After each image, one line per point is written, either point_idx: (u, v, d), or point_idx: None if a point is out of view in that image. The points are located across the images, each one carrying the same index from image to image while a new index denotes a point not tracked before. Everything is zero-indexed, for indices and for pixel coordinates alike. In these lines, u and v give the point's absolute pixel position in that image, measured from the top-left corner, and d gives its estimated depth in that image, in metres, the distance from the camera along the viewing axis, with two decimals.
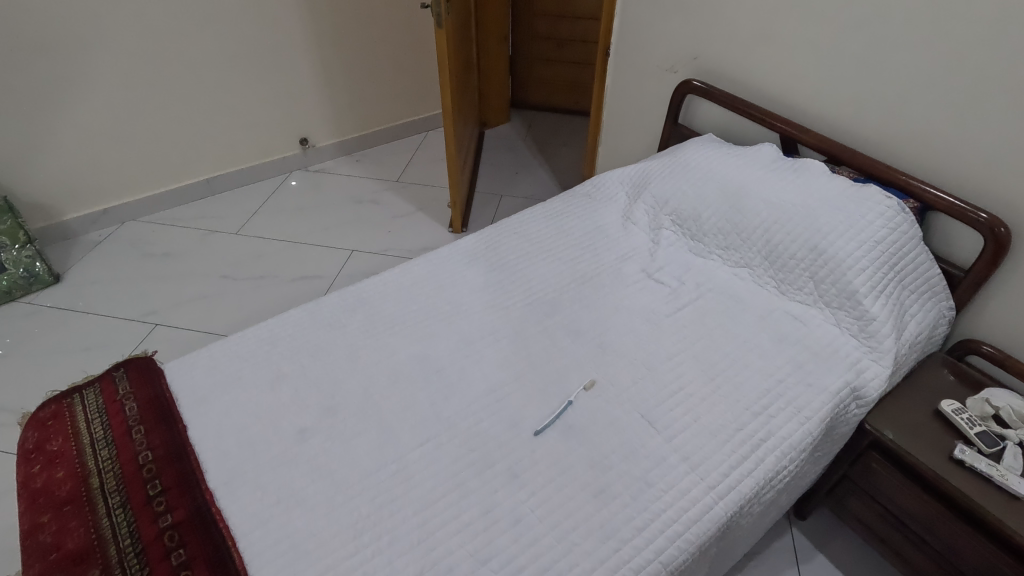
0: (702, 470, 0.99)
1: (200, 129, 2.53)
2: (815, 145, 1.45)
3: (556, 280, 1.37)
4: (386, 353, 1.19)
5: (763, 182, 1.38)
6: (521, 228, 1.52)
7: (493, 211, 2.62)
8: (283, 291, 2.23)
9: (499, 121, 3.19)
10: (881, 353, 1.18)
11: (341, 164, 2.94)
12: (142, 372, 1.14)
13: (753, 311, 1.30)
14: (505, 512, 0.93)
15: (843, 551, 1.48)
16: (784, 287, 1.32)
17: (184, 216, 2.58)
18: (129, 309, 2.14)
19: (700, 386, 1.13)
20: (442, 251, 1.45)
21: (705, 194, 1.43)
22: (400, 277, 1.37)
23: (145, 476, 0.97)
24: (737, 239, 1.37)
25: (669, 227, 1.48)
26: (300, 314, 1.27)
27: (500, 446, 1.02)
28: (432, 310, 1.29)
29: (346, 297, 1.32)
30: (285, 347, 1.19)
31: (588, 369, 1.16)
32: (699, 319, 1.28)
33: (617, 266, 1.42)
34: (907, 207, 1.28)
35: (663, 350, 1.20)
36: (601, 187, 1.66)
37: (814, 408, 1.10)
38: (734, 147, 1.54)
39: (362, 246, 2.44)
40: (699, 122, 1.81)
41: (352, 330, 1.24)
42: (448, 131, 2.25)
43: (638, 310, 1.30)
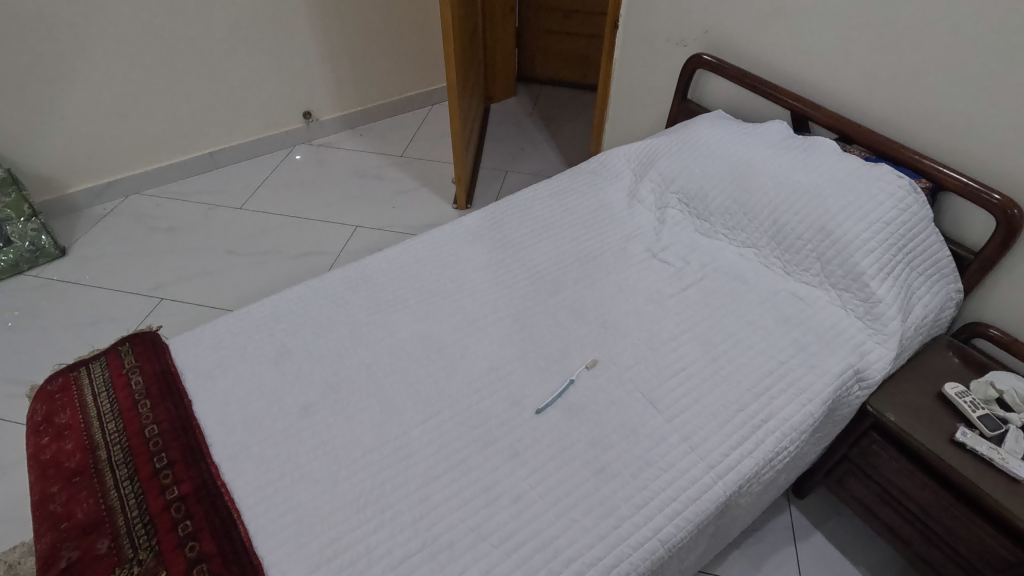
0: (703, 450, 1.00)
1: (203, 102, 2.51)
2: (827, 123, 1.42)
3: (559, 259, 1.36)
4: (388, 330, 1.19)
5: (771, 161, 1.36)
6: (525, 205, 1.51)
7: (498, 187, 2.59)
8: (287, 267, 2.23)
9: (505, 95, 3.14)
10: (885, 336, 1.17)
11: (345, 138, 2.91)
12: (147, 347, 1.15)
13: (758, 292, 1.28)
14: (507, 488, 0.94)
15: (841, 530, 1.50)
16: (790, 268, 1.30)
17: (188, 189, 2.57)
18: (135, 284, 2.15)
19: (702, 367, 1.13)
20: (445, 227, 1.44)
21: (713, 172, 1.41)
22: (403, 255, 1.37)
23: (151, 448, 0.98)
24: (743, 218, 1.35)
25: (675, 205, 1.46)
26: (303, 291, 1.27)
27: (501, 424, 1.03)
28: (436, 288, 1.29)
29: (348, 273, 1.31)
30: (288, 323, 1.20)
31: (590, 348, 1.16)
32: (703, 298, 1.27)
33: (621, 244, 1.40)
34: (918, 188, 1.25)
35: (666, 330, 1.20)
36: (607, 164, 1.63)
37: (816, 390, 1.09)
38: (743, 124, 1.51)
39: (366, 222, 2.43)
40: (708, 99, 1.77)
41: (354, 307, 1.24)
42: (453, 105, 2.21)
43: (642, 289, 1.29)
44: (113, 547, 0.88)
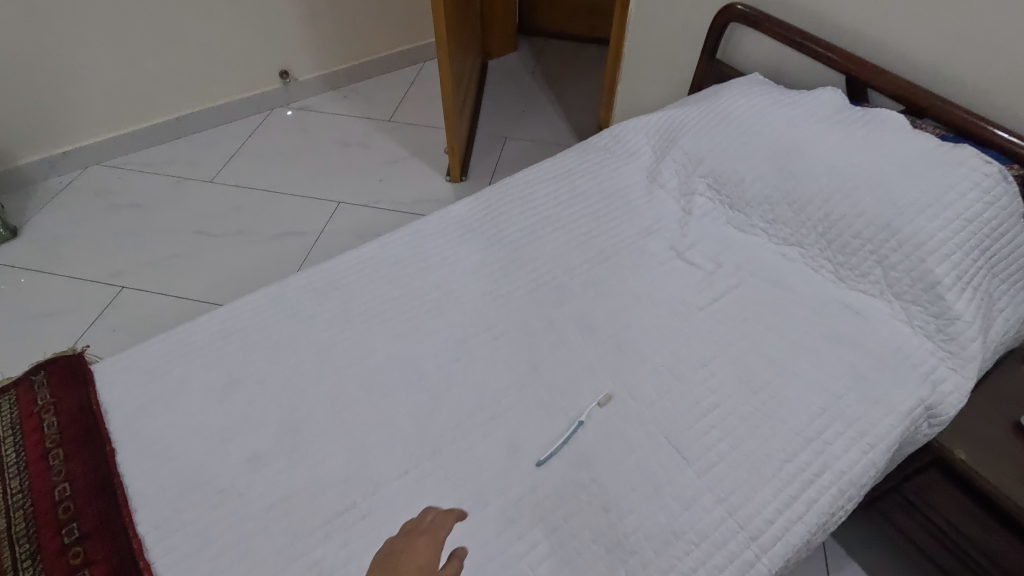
0: (743, 517, 0.81)
1: (163, 62, 2.22)
2: (891, 91, 1.16)
3: (565, 260, 1.14)
4: (358, 352, 0.98)
5: (824, 140, 1.11)
6: (525, 191, 1.28)
7: (497, 157, 2.34)
8: (263, 249, 2.01)
9: (504, 51, 2.84)
10: (963, 360, 0.96)
11: (328, 100, 2.63)
12: (65, 376, 0.95)
13: (805, 302, 1.06)
14: (500, 570, 0.76)
15: (881, 559, 1.33)
16: (844, 273, 1.08)
17: (153, 159, 2.32)
18: (93, 270, 1.93)
19: (739, 403, 0.92)
20: (430, 219, 1.21)
21: (751, 153, 1.17)
22: (379, 253, 1.14)
23: (61, 517, 0.80)
24: (787, 211, 1.13)
25: (703, 191, 1.23)
26: (258, 300, 1.05)
27: (496, 478, 0.84)
28: (418, 296, 1.07)
29: (312, 277, 1.09)
30: (237, 343, 0.98)
31: (604, 377, 0.95)
32: (741, 310, 1.05)
33: (640, 240, 1.18)
34: (1010, 175, 1.01)
35: (697, 353, 0.98)
36: (622, 140, 1.39)
37: (879, 434, 0.89)
38: (787, 91, 1.26)
39: (350, 198, 2.19)
40: (741, 59, 1.50)
41: (317, 322, 1.02)
42: (444, 63, 1.93)
43: (666, 298, 1.07)
44: None
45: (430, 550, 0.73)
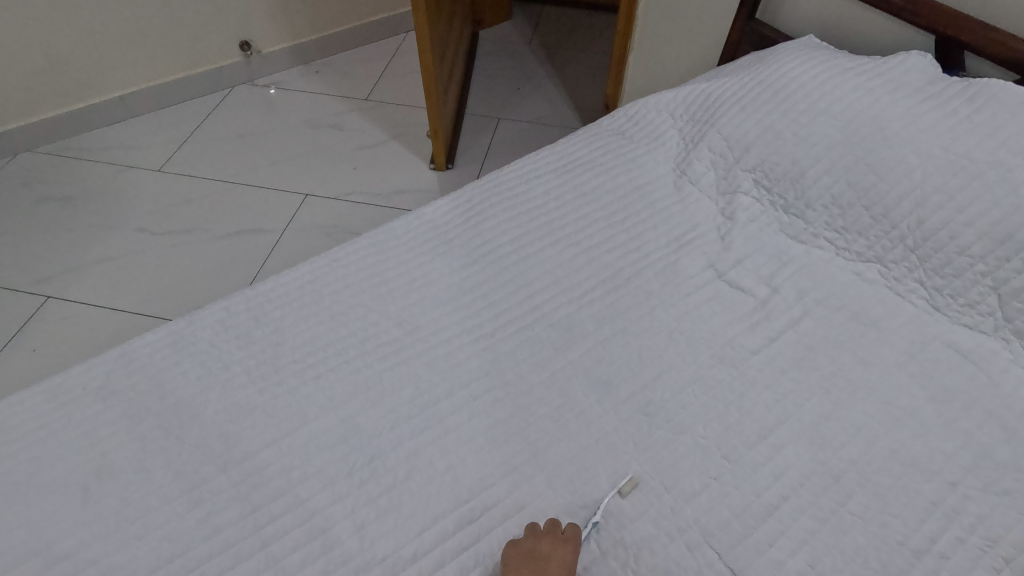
0: None
1: (101, 31, 1.91)
2: (1004, 56, 0.87)
3: (572, 281, 0.87)
4: (290, 420, 0.71)
5: (917, 121, 0.83)
6: (518, 187, 1.00)
7: (488, 141, 2.05)
8: (217, 250, 1.73)
9: (498, 20, 2.52)
10: None
11: (297, 75, 2.33)
12: None
13: (894, 342, 0.79)
14: None
15: None
16: (944, 301, 0.81)
17: (95, 145, 2.02)
18: (15, 276, 1.65)
19: (816, 496, 0.66)
20: (395, 226, 0.93)
21: (815, 139, 0.89)
22: (326, 274, 0.86)
23: None
24: (866, 215, 0.85)
25: (749, 188, 0.95)
26: (157, 342, 0.78)
27: None
28: (373, 336, 0.80)
29: (234, 309, 0.82)
30: (124, 407, 0.72)
31: (624, 456, 0.70)
32: (807, 354, 0.79)
33: (669, 255, 0.90)
34: None
35: (751, 420, 0.72)
36: (641, 121, 1.11)
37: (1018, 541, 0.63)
38: (856, 56, 0.97)
39: (320, 188, 1.90)
40: (787, 16, 1.19)
41: (235, 375, 0.75)
42: (423, 29, 1.63)
43: (705, 339, 0.80)
44: None
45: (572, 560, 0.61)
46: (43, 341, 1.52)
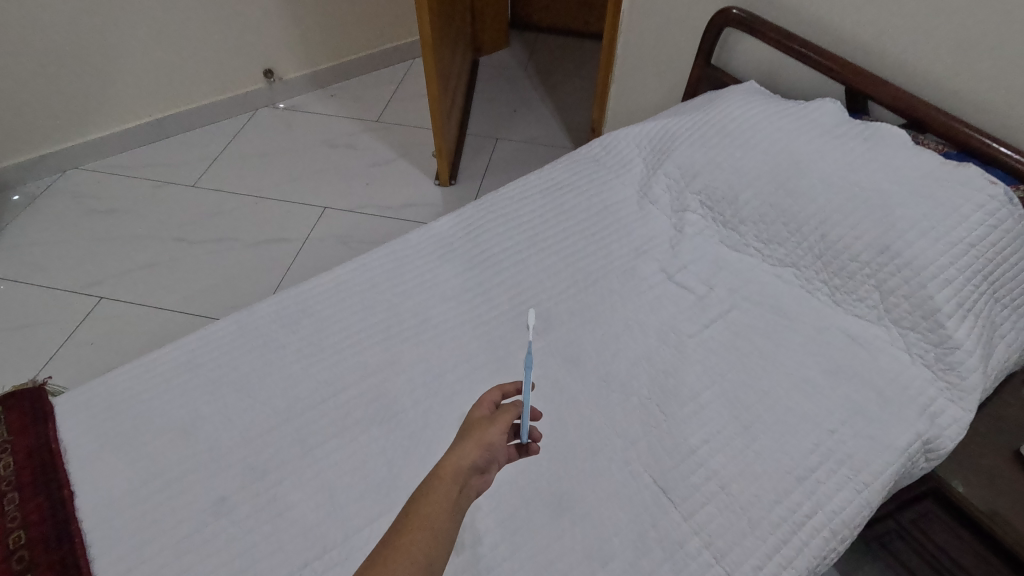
0: (729, 561, 0.78)
1: (143, 62, 2.16)
2: (894, 106, 1.10)
3: (552, 282, 1.09)
4: (333, 387, 0.94)
5: (821, 157, 1.06)
6: (510, 207, 1.23)
7: (488, 159, 2.28)
8: (246, 258, 1.96)
9: (496, 47, 2.77)
10: (964, 391, 0.92)
11: (314, 99, 2.56)
12: (23, 414, 0.91)
13: (800, 330, 1.02)
14: None
15: None
16: (841, 297, 1.03)
17: (134, 163, 2.26)
18: (70, 279, 1.88)
19: (730, 440, 0.89)
20: (411, 238, 1.17)
21: (746, 169, 1.12)
22: (356, 275, 1.09)
23: (15, 567, 0.76)
24: (784, 230, 1.08)
25: (696, 208, 1.18)
26: (227, 329, 1.01)
27: (534, 487, 0.84)
28: (396, 324, 1.02)
29: (285, 304, 1.05)
30: (206, 377, 0.95)
31: (587, 412, 0.92)
32: (732, 338, 1.01)
33: (629, 261, 1.13)
34: (1014, 196, 0.97)
35: (685, 386, 0.95)
36: (613, 150, 1.34)
37: (873, 472, 0.86)
38: (784, 101, 1.20)
39: (337, 202, 2.14)
40: (737, 63, 1.43)
41: (289, 353, 0.98)
42: (430, 64, 1.87)
43: (654, 326, 1.03)
44: None
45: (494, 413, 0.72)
46: (99, 336, 1.74)
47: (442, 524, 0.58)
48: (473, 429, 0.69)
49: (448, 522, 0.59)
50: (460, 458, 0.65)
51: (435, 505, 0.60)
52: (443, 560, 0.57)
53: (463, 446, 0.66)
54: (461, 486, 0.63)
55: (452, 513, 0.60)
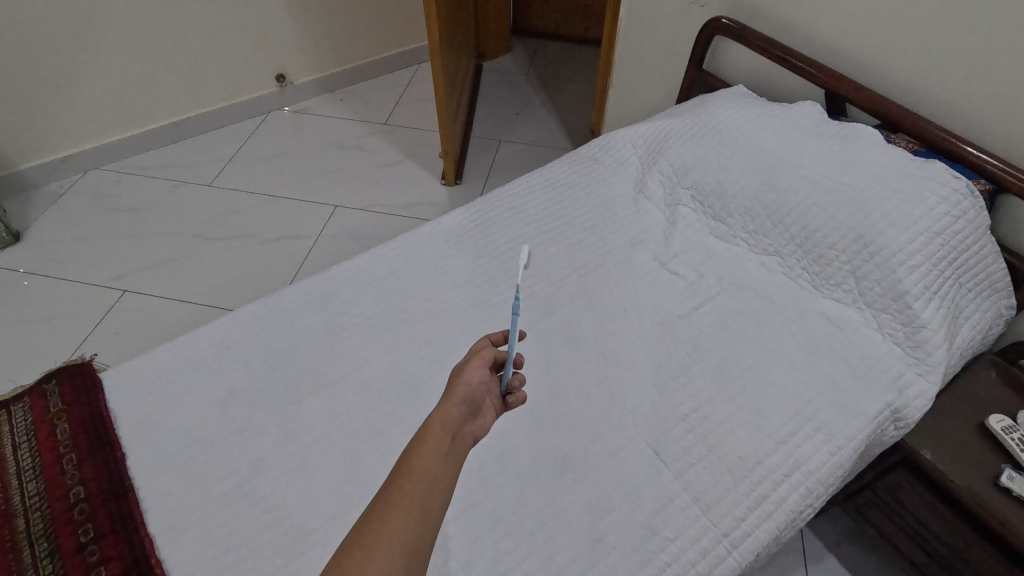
0: (715, 514, 0.87)
1: (162, 67, 2.26)
2: (868, 107, 1.20)
3: (554, 270, 1.19)
4: (355, 362, 1.03)
5: (801, 155, 1.16)
6: (515, 202, 1.32)
7: (491, 160, 2.38)
8: (262, 253, 2.05)
9: (498, 53, 2.87)
10: (929, 366, 1.01)
11: (324, 102, 2.67)
12: (74, 385, 1.00)
13: (782, 312, 1.11)
14: (488, 562, 0.83)
15: (859, 556, 1.34)
16: (820, 282, 1.13)
17: (152, 164, 2.35)
18: (95, 273, 1.97)
19: (716, 409, 0.98)
20: (424, 230, 1.26)
21: (733, 165, 1.21)
22: (374, 264, 1.19)
23: (77, 517, 0.85)
24: (767, 222, 1.17)
25: (687, 202, 1.27)
26: (257, 311, 1.10)
27: (538, 451, 0.94)
28: (412, 307, 1.12)
29: (309, 288, 1.14)
30: (240, 354, 1.04)
31: (587, 385, 1.02)
32: (719, 320, 1.11)
33: (625, 251, 1.23)
34: (975, 189, 1.06)
35: (675, 362, 1.05)
36: (610, 149, 1.43)
37: (845, 438, 0.95)
38: (769, 104, 1.30)
39: (348, 200, 2.23)
40: (727, 69, 1.54)
41: (315, 333, 1.07)
42: (437, 69, 1.98)
43: (648, 309, 1.13)
44: None
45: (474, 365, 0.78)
46: (124, 327, 1.83)
47: (438, 468, 0.65)
48: (457, 382, 0.75)
49: (443, 467, 0.66)
50: (449, 410, 0.71)
51: (430, 452, 0.66)
52: (442, 500, 0.63)
53: (450, 400, 0.72)
54: (453, 435, 0.69)
55: (446, 460, 0.66)
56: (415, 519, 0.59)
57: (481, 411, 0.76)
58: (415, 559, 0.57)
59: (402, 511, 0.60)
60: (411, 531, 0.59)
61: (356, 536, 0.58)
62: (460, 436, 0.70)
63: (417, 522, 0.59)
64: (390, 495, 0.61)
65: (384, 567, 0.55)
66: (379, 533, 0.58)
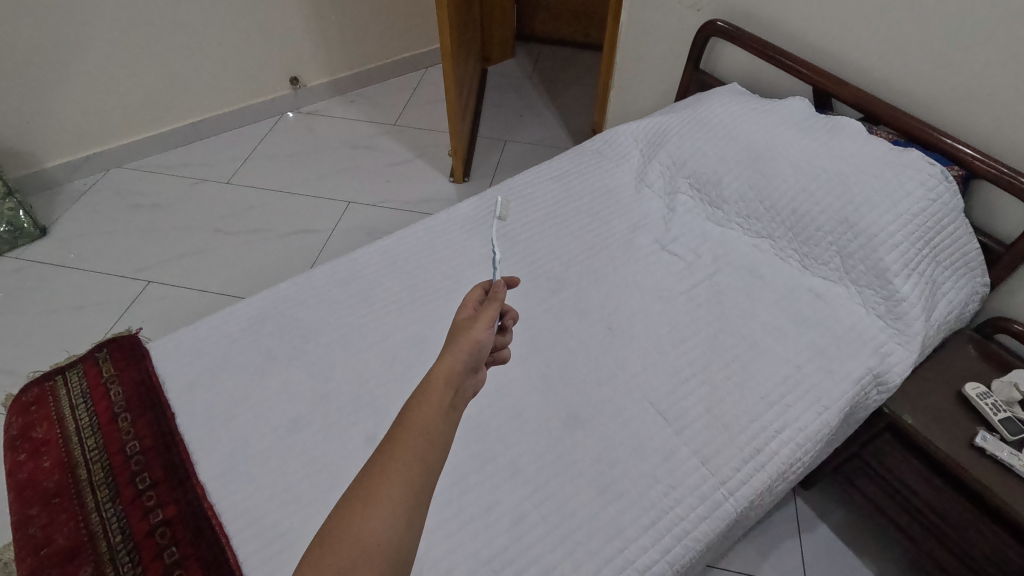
0: (713, 465, 0.96)
1: (182, 70, 2.36)
2: (852, 101, 1.29)
3: (563, 252, 1.28)
4: (382, 334, 1.12)
5: (791, 144, 1.25)
6: (526, 190, 1.42)
7: (498, 158, 2.48)
8: (279, 247, 2.14)
9: (503, 57, 2.98)
10: (908, 336, 1.10)
11: (335, 104, 2.77)
12: (125, 353, 1.10)
13: (774, 290, 1.21)
14: (507, 507, 0.91)
15: (849, 525, 1.43)
16: (808, 262, 1.22)
17: (172, 162, 2.45)
18: (119, 266, 2.06)
19: (714, 373, 1.08)
20: (441, 217, 1.36)
21: (727, 155, 1.31)
22: (396, 247, 1.29)
23: (134, 468, 0.94)
24: (760, 207, 1.26)
25: (685, 190, 1.37)
26: (290, 289, 1.19)
27: (551, 410, 1.03)
28: (432, 285, 1.21)
29: (337, 269, 1.24)
30: (275, 326, 1.13)
31: (595, 354, 1.11)
32: (716, 296, 1.20)
33: (628, 235, 1.32)
34: (950, 175, 1.15)
35: (676, 333, 1.14)
36: (614, 143, 1.53)
37: (831, 399, 1.04)
38: (761, 99, 1.40)
39: (360, 197, 2.33)
40: (722, 68, 1.64)
41: (344, 307, 1.16)
42: (447, 71, 2.08)
43: (650, 286, 1.22)
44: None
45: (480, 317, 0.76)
46: (149, 316, 1.92)
47: (438, 423, 0.64)
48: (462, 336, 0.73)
49: (444, 421, 0.65)
50: (450, 363, 0.70)
51: (432, 405, 0.65)
52: (443, 449, 0.64)
53: (454, 353, 0.71)
54: (455, 389, 0.68)
55: (448, 414, 0.66)
56: (417, 469, 0.60)
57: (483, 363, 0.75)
58: (416, 512, 0.58)
59: (403, 466, 0.60)
60: (411, 485, 0.59)
61: (357, 490, 0.58)
62: (462, 389, 0.69)
63: (417, 477, 0.60)
64: (390, 451, 0.61)
65: (385, 516, 0.57)
66: (382, 480, 0.59)
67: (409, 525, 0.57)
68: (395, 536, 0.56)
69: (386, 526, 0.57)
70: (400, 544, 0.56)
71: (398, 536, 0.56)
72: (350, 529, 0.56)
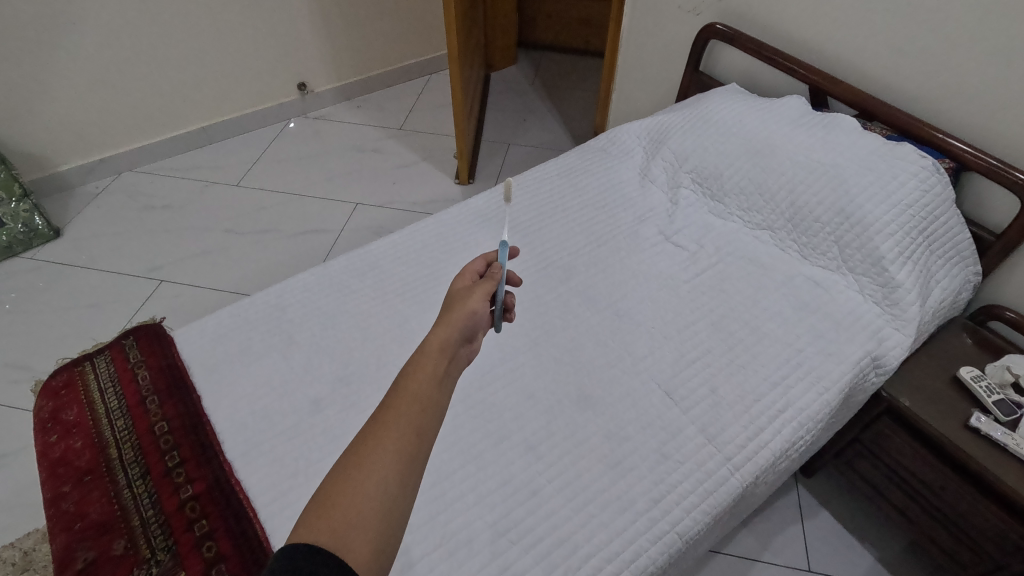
0: (719, 442, 1.00)
1: (194, 75, 2.42)
2: (847, 99, 1.35)
3: (570, 244, 1.33)
4: (398, 321, 1.16)
5: (789, 139, 1.30)
6: (533, 185, 1.47)
7: (502, 160, 2.54)
8: (289, 246, 2.19)
9: (505, 64, 3.05)
10: (904, 321, 1.14)
11: (341, 109, 2.83)
12: (152, 341, 1.14)
13: (775, 278, 1.26)
14: (522, 482, 0.95)
15: (850, 511, 1.46)
16: (807, 252, 1.27)
17: (182, 165, 2.50)
18: (132, 265, 2.10)
19: (718, 356, 1.12)
20: (451, 211, 1.41)
21: (728, 151, 1.36)
22: (410, 239, 1.33)
23: (163, 447, 0.98)
24: (759, 200, 1.31)
25: (688, 185, 1.42)
26: (308, 279, 1.24)
27: (563, 392, 1.06)
28: (445, 275, 1.25)
29: (353, 260, 1.28)
30: (295, 314, 1.17)
31: (603, 339, 1.15)
32: (719, 283, 1.25)
33: (633, 227, 1.37)
34: (941, 167, 1.20)
35: (681, 319, 1.18)
36: (618, 141, 1.58)
37: (831, 379, 1.08)
38: (759, 98, 1.45)
39: (368, 199, 2.38)
40: (722, 70, 1.70)
41: (361, 297, 1.21)
42: (454, 75, 2.14)
43: (656, 275, 1.27)
44: (129, 547, 0.88)
45: (465, 295, 0.83)
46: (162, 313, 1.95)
47: (431, 389, 0.68)
48: (452, 312, 0.79)
49: (437, 388, 0.70)
50: (445, 335, 0.75)
51: (426, 373, 0.70)
52: (437, 412, 0.67)
53: (442, 328, 0.76)
54: (448, 358, 0.73)
55: (439, 382, 0.70)
56: (413, 429, 0.64)
57: (475, 337, 0.81)
58: (412, 468, 0.61)
59: (399, 425, 0.64)
60: (407, 444, 0.63)
61: (355, 449, 0.61)
62: (455, 358, 0.74)
63: (411, 438, 0.63)
64: (386, 414, 0.64)
65: (383, 471, 0.60)
66: (379, 439, 0.62)
67: (406, 478, 0.60)
68: (392, 491, 0.59)
69: (385, 481, 0.59)
70: (398, 496, 0.59)
71: (394, 490, 0.59)
72: (348, 486, 0.58)
